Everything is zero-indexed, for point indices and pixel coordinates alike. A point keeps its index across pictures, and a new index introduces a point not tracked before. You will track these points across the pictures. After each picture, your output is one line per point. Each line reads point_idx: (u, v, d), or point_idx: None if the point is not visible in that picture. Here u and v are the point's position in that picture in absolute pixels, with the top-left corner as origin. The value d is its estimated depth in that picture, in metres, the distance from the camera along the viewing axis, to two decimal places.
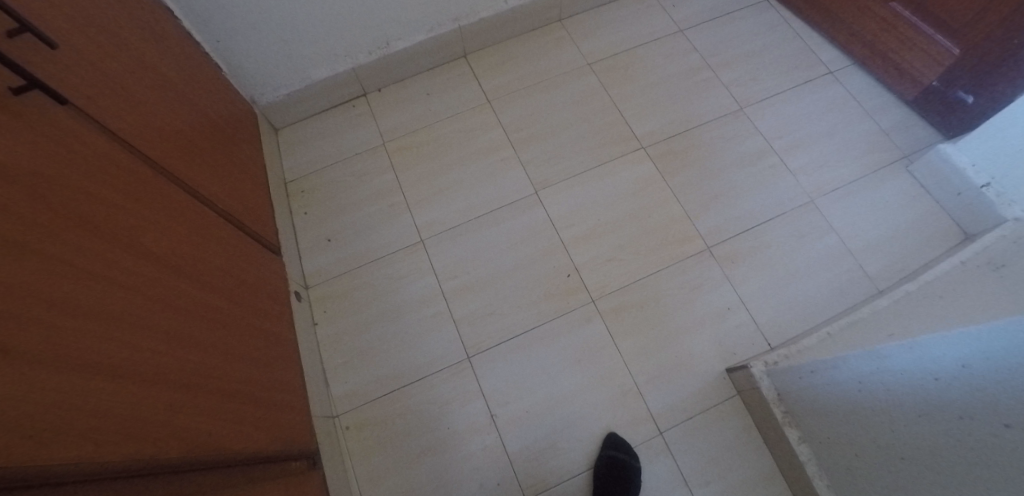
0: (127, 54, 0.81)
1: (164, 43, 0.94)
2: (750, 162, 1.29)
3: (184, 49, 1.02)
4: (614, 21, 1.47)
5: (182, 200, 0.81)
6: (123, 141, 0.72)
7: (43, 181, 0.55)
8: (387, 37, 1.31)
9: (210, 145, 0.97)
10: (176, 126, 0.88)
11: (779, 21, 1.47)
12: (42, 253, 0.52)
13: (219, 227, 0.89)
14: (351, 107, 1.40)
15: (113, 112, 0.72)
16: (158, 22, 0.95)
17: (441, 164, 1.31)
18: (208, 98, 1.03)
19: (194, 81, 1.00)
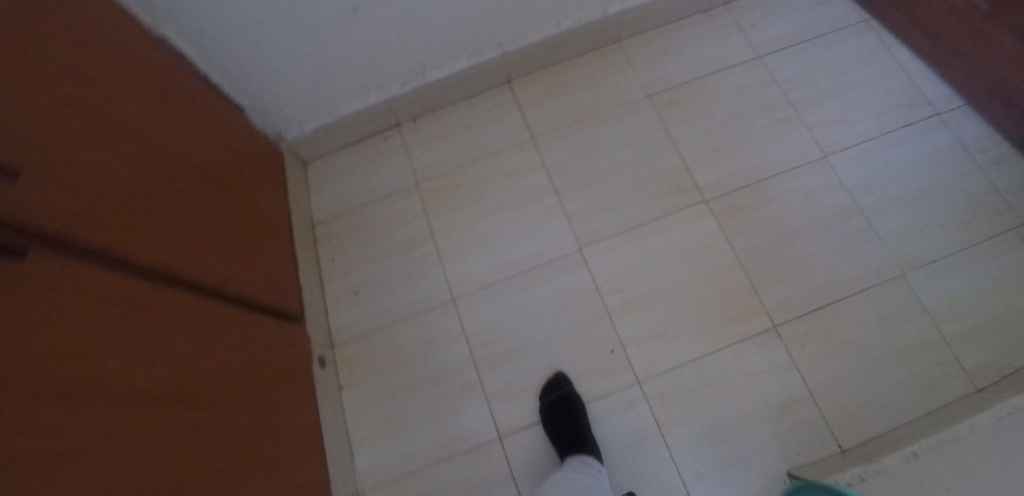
0: (133, 139, 0.71)
1: (172, 106, 0.84)
2: (830, 223, 1.11)
3: (195, 106, 0.92)
4: (680, 44, 1.28)
5: (196, 304, 0.72)
6: (127, 256, 0.63)
7: (43, 356, 0.46)
8: (422, 66, 1.17)
9: (211, 206, 0.86)
10: (187, 208, 0.79)
11: (880, 47, 1.25)
12: (58, 452, 0.44)
13: (236, 321, 0.81)
14: (383, 138, 1.28)
15: (117, 224, 0.63)
16: (167, 75, 0.86)
17: (477, 211, 1.19)
18: (219, 159, 0.94)
19: (205, 143, 0.91)
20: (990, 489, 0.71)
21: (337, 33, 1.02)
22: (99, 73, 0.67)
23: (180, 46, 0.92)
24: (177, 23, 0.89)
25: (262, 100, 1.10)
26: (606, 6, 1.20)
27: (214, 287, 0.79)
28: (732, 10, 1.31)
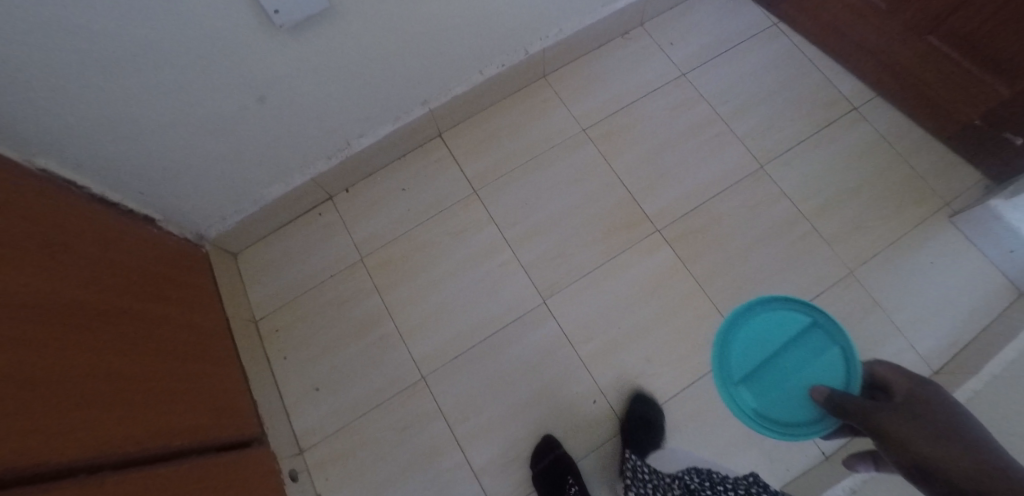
0: (53, 307, 0.62)
1: (77, 249, 0.74)
2: (777, 232, 1.12)
3: (100, 238, 0.82)
4: (606, 72, 1.27)
5: (168, 471, 0.65)
6: (86, 451, 0.55)
7: None
8: (346, 136, 1.10)
9: (145, 345, 0.77)
10: (127, 362, 0.71)
11: (793, 50, 1.29)
12: None
13: (208, 470, 0.73)
14: (317, 215, 1.19)
15: (65, 418, 0.55)
16: (58, 210, 0.76)
17: (431, 278, 1.13)
18: (146, 289, 0.85)
19: (125, 276, 0.81)
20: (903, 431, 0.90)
21: (246, 122, 0.93)
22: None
23: (62, 173, 0.82)
24: (55, 148, 0.78)
25: (173, 204, 0.99)
26: (527, 47, 1.17)
27: (147, 430, 0.67)
28: (649, 30, 1.31)
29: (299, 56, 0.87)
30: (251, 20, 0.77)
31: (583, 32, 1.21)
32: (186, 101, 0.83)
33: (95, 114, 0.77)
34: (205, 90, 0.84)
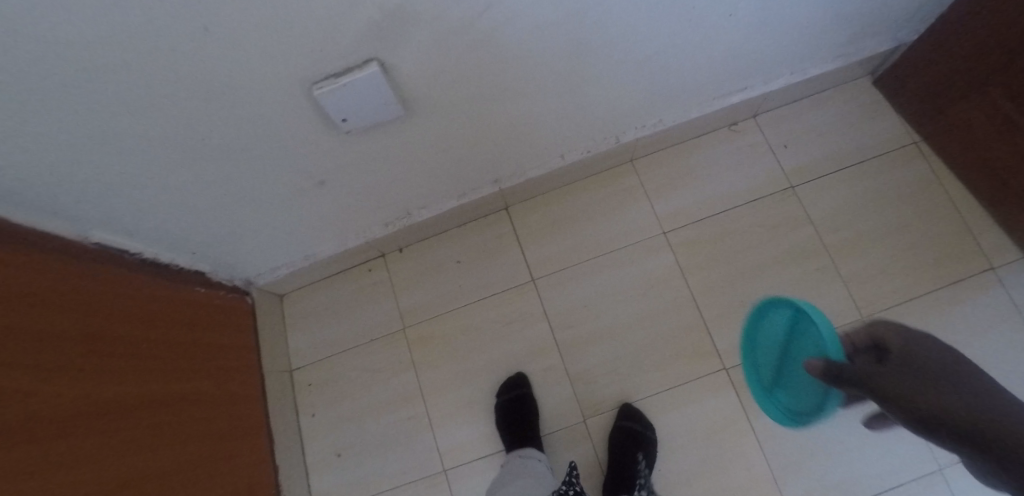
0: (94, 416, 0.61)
1: (127, 330, 0.73)
2: (863, 400, 0.98)
3: (151, 307, 0.81)
4: (703, 167, 1.12)
5: None
6: None
7: None
8: (409, 207, 1.03)
9: (178, 432, 0.75)
10: (157, 461, 0.69)
11: (931, 178, 1.09)
12: None
13: None
14: (367, 270, 1.14)
15: None
16: (119, 294, 0.75)
17: (470, 367, 1.07)
18: (190, 359, 0.83)
19: (171, 350, 0.80)
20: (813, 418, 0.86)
21: (308, 199, 0.89)
22: (36, 307, 0.58)
23: (114, 241, 0.79)
24: (113, 223, 0.76)
25: (225, 259, 0.97)
26: (619, 134, 1.03)
27: None
28: (762, 124, 1.13)
29: (368, 148, 0.80)
30: (314, 118, 0.70)
31: (686, 124, 1.06)
32: (244, 182, 0.79)
33: (152, 195, 0.74)
34: (268, 174, 0.79)
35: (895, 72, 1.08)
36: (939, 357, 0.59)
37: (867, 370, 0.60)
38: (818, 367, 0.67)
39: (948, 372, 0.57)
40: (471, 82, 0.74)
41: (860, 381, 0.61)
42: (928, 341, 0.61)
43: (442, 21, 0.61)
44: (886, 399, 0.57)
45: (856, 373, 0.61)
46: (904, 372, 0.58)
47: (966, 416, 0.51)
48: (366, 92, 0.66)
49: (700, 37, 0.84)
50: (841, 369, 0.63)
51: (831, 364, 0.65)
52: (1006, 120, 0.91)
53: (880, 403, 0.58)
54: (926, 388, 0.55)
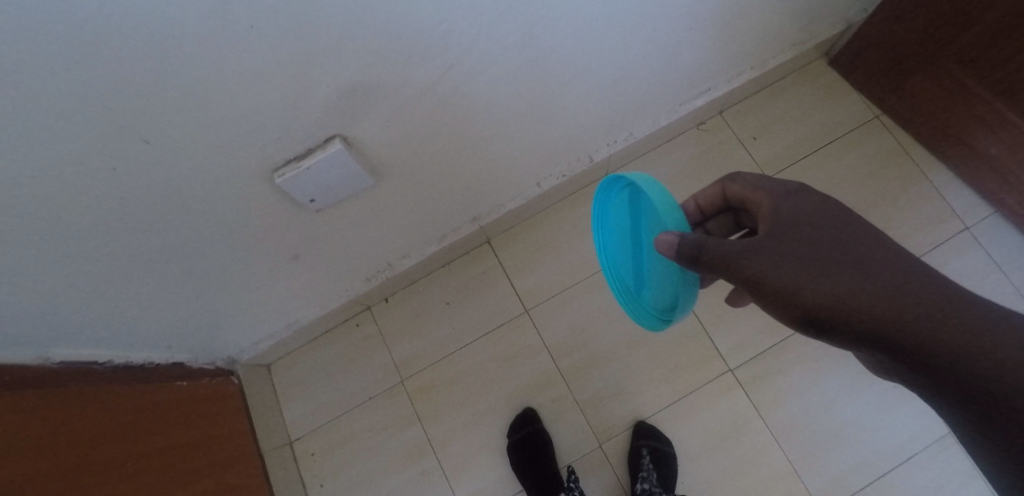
0: None
1: (125, 443, 0.68)
2: (865, 380, 0.99)
3: (142, 410, 0.75)
4: (677, 171, 1.11)
5: None
6: None
7: None
8: (389, 259, 0.99)
9: None
10: None
11: (898, 150, 1.10)
12: None
13: None
14: (354, 326, 1.10)
15: None
16: (109, 409, 0.70)
17: (476, 409, 1.04)
18: (192, 456, 0.78)
19: (174, 451, 0.75)
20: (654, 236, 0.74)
21: (282, 274, 0.85)
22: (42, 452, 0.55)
23: (85, 353, 0.74)
24: (78, 338, 0.70)
25: (203, 344, 0.92)
26: (591, 153, 1.02)
27: None
28: (729, 120, 1.14)
29: (339, 216, 0.77)
30: (278, 198, 0.66)
31: (655, 132, 1.06)
32: (213, 268, 0.74)
33: (116, 300, 0.69)
34: (239, 258, 0.75)
35: (848, 53, 1.09)
36: (812, 219, 0.54)
37: (735, 252, 0.54)
38: (675, 250, 0.58)
39: (824, 242, 0.53)
40: (439, 133, 0.71)
41: (725, 267, 0.55)
42: (790, 199, 0.56)
43: (408, 81, 0.59)
44: (752, 285, 0.54)
45: (722, 255, 0.55)
46: (774, 250, 0.53)
47: (853, 306, 0.50)
48: (330, 170, 0.64)
49: (661, 50, 0.83)
50: (704, 253, 0.56)
51: (692, 245, 0.57)
52: (962, 87, 0.93)
53: (747, 288, 0.54)
54: (795, 268, 0.52)
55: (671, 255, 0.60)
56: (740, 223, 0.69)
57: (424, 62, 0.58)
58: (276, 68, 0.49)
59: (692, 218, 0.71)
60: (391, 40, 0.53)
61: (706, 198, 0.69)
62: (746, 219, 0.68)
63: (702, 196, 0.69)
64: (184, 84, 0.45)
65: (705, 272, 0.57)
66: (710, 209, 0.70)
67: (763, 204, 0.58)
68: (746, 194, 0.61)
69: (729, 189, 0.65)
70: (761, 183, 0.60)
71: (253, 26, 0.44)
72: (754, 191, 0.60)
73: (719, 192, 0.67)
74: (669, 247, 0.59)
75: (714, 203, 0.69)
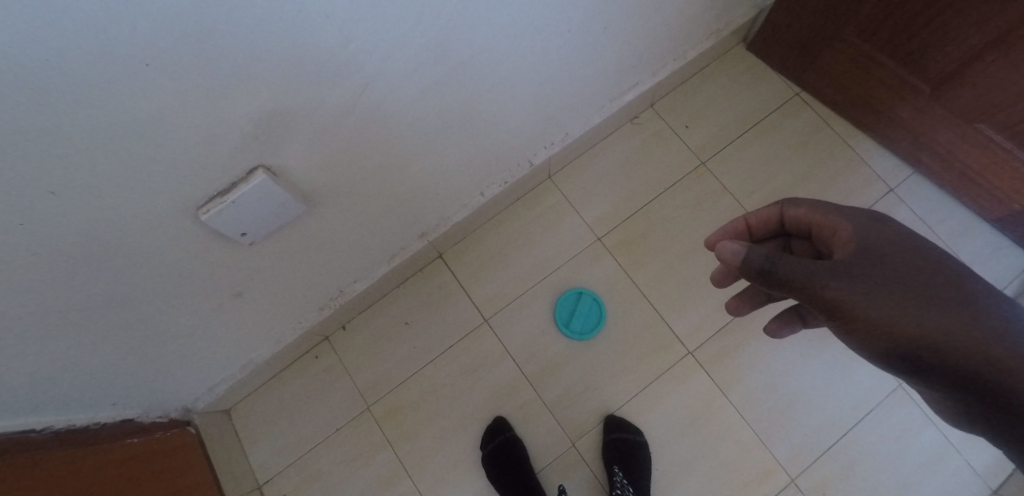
0: None
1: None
2: (816, 345, 1.03)
3: (102, 470, 0.71)
4: (616, 166, 1.14)
5: None
6: None
7: None
8: (340, 284, 0.98)
9: None
10: None
11: (820, 124, 1.16)
12: None
13: None
14: (314, 358, 1.08)
15: None
16: (74, 470, 0.68)
17: (448, 426, 1.03)
18: None
19: None
20: (571, 301, 1.07)
21: (225, 315, 0.82)
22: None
23: (21, 422, 0.68)
24: (14, 409, 0.65)
25: (152, 397, 0.88)
26: (530, 157, 1.04)
27: None
28: (660, 111, 1.18)
29: (275, 247, 0.75)
30: (207, 238, 0.65)
31: (591, 130, 1.09)
32: (150, 316, 0.71)
33: (47, 364, 0.64)
34: (177, 302, 0.72)
35: (763, 37, 1.15)
36: (896, 249, 0.53)
37: (820, 273, 0.52)
38: (743, 260, 0.55)
39: (909, 276, 0.52)
40: (369, 151, 0.71)
41: (803, 288, 0.53)
42: (873, 227, 0.55)
43: (326, 103, 0.58)
44: (829, 308, 0.52)
45: (801, 274, 0.52)
46: (856, 276, 0.52)
47: (952, 346, 0.49)
48: (256, 202, 0.63)
49: (584, 52, 0.86)
50: (781, 270, 0.53)
51: (763, 259, 0.54)
52: (870, 59, 0.99)
53: (821, 310, 0.53)
54: (884, 298, 0.51)
55: (735, 266, 0.56)
56: (787, 248, 0.70)
57: (340, 81, 0.57)
58: (183, 105, 0.47)
59: (740, 236, 0.71)
60: (304, 69, 0.53)
61: (760, 220, 0.69)
62: (796, 245, 0.69)
63: (753, 216, 0.69)
64: (86, 133, 0.43)
65: (774, 289, 0.55)
66: (761, 229, 0.70)
67: (842, 227, 0.57)
68: (815, 218, 0.61)
69: (791, 212, 0.65)
70: (835, 207, 0.60)
71: (150, 64, 0.41)
72: (825, 214, 0.60)
73: (776, 213, 0.67)
74: (736, 255, 0.55)
75: (766, 224, 0.69)
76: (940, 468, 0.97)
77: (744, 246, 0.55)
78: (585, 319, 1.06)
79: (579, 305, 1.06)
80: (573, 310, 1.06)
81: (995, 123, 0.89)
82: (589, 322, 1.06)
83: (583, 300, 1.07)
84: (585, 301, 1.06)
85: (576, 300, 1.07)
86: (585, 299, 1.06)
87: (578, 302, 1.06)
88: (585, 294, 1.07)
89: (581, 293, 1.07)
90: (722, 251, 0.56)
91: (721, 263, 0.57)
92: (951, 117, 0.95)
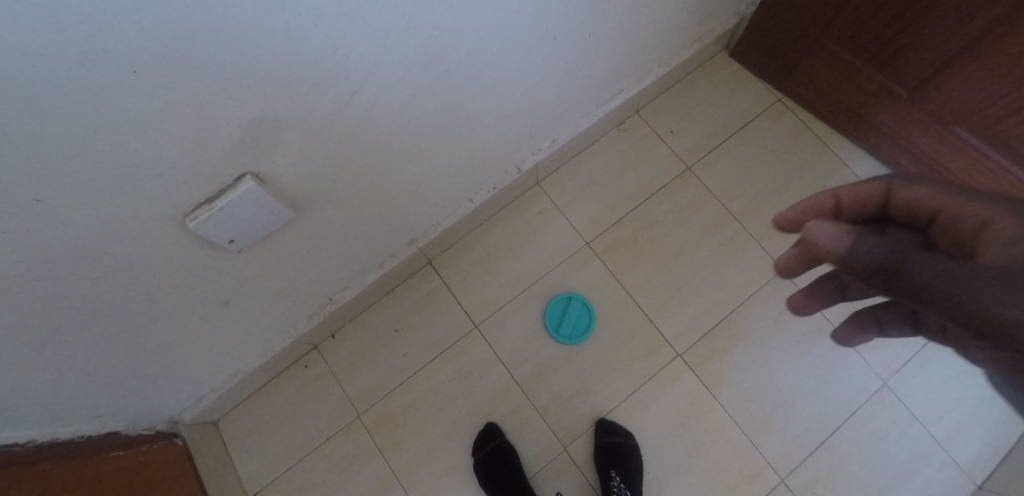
0: None
1: None
2: (802, 345, 1.04)
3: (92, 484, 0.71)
4: (603, 171, 1.16)
5: None
6: None
7: None
8: (329, 292, 0.97)
9: None
10: None
11: (802, 128, 1.19)
12: None
13: None
14: (303, 367, 1.07)
15: None
16: (70, 484, 0.68)
17: (439, 433, 1.03)
18: None
19: None
20: (560, 305, 1.07)
21: (213, 324, 0.82)
22: None
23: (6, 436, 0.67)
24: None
25: (139, 409, 0.87)
26: (518, 163, 1.05)
27: None
28: (646, 118, 1.20)
29: (263, 255, 0.75)
30: (194, 247, 0.65)
31: (578, 137, 1.10)
32: (136, 326, 0.71)
33: (32, 377, 0.64)
34: (164, 312, 0.72)
35: (745, 44, 1.18)
36: None
37: (966, 279, 0.39)
38: (847, 252, 0.42)
39: None
40: (357, 158, 0.71)
41: (930, 294, 0.40)
42: None
43: (313, 110, 0.59)
44: (976, 327, 0.39)
45: (927, 280, 0.40)
46: None
47: None
48: (243, 209, 0.63)
49: (569, 59, 0.87)
50: (900, 270, 0.41)
51: (878, 253, 0.42)
52: (848, 65, 1.01)
53: (966, 327, 0.40)
54: None
55: (832, 256, 0.44)
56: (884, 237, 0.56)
57: (327, 87, 0.58)
58: (170, 112, 0.47)
59: (827, 216, 0.53)
60: (292, 76, 0.53)
61: (857, 200, 0.52)
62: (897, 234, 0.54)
63: (848, 193, 0.52)
64: (72, 142, 0.43)
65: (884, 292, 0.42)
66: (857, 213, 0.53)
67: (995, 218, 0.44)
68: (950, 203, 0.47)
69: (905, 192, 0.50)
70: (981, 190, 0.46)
71: (138, 72, 0.42)
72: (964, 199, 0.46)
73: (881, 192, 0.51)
74: (835, 241, 0.43)
75: (866, 206, 0.52)
76: (926, 465, 0.98)
77: (847, 234, 0.43)
78: (574, 322, 1.06)
79: (568, 308, 1.07)
80: (562, 313, 1.07)
81: (969, 126, 0.91)
82: (577, 325, 1.06)
83: (572, 303, 1.07)
84: (574, 303, 1.07)
85: (565, 302, 1.07)
86: (574, 302, 1.07)
87: (567, 305, 1.07)
88: (575, 297, 1.07)
89: (570, 296, 1.07)
90: (819, 235, 0.44)
91: (815, 250, 0.44)
92: (927, 121, 0.97)
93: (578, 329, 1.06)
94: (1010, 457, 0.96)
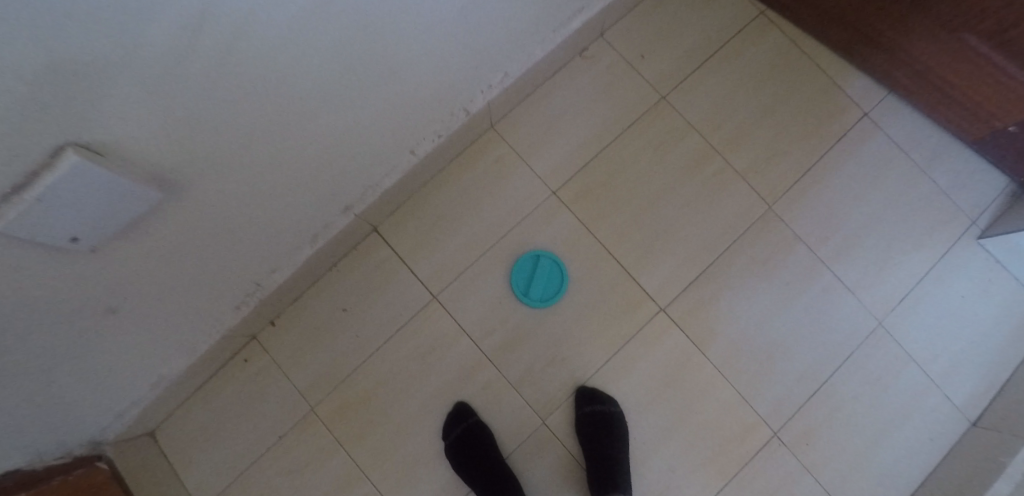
0: None
1: None
2: (794, 288, 0.96)
3: None
4: (567, 107, 1.00)
5: None
6: None
7: None
8: (257, 276, 0.83)
9: None
10: None
11: (788, 43, 1.04)
12: None
13: None
14: (243, 361, 0.94)
15: None
16: None
17: (404, 418, 0.92)
18: None
19: None
20: (527, 264, 0.95)
21: (114, 337, 0.66)
22: None
23: None
24: None
25: (52, 437, 0.72)
26: (466, 104, 0.88)
27: None
28: (612, 41, 1.03)
29: (152, 251, 0.59)
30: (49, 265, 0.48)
31: (535, 68, 0.94)
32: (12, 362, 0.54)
33: None
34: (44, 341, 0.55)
35: None
36: None
37: None
38: None
39: None
40: (252, 117, 0.54)
41: None
42: None
43: (189, 63, 0.42)
44: None
45: None
46: None
47: None
48: (97, 201, 0.45)
49: None
50: None
51: None
52: None
53: None
54: None
55: None
56: None
57: (204, 27, 0.41)
58: None
59: None
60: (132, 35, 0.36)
61: None
62: None
63: None
64: None
65: None
66: None
67: None
68: None
69: None
70: None
71: None
72: None
73: None
74: None
75: None
76: (921, 404, 0.93)
77: None
78: (545, 282, 0.95)
79: (538, 267, 0.95)
80: (531, 273, 0.95)
81: (980, 31, 0.79)
82: (548, 285, 0.95)
83: (543, 261, 0.95)
84: (544, 261, 0.95)
85: (534, 261, 0.95)
86: (544, 260, 0.95)
87: (536, 264, 0.95)
88: (544, 255, 0.95)
89: (539, 254, 0.95)
90: None
91: None
92: (934, 28, 0.84)
93: (549, 289, 0.95)
94: (1007, 390, 0.92)
